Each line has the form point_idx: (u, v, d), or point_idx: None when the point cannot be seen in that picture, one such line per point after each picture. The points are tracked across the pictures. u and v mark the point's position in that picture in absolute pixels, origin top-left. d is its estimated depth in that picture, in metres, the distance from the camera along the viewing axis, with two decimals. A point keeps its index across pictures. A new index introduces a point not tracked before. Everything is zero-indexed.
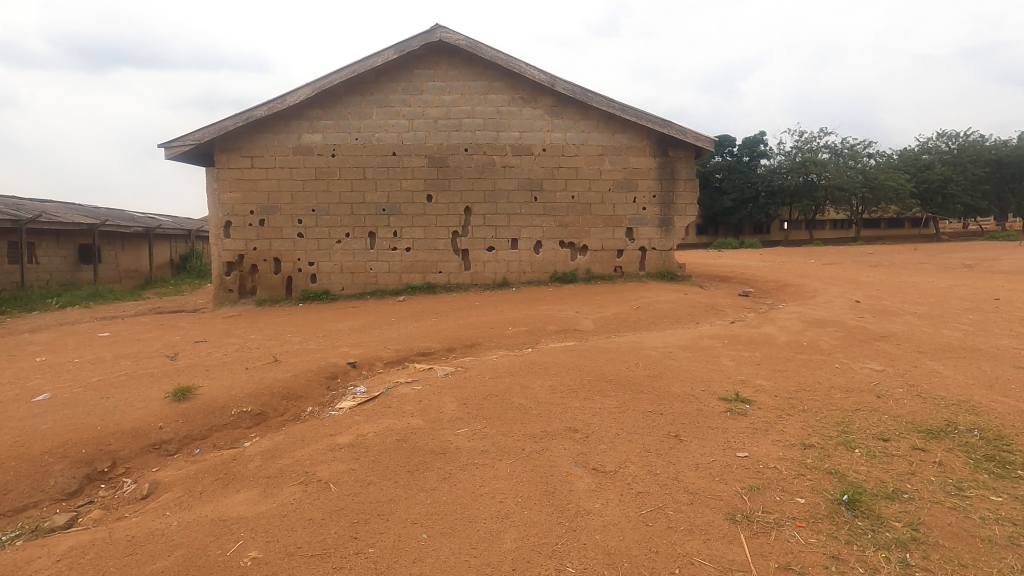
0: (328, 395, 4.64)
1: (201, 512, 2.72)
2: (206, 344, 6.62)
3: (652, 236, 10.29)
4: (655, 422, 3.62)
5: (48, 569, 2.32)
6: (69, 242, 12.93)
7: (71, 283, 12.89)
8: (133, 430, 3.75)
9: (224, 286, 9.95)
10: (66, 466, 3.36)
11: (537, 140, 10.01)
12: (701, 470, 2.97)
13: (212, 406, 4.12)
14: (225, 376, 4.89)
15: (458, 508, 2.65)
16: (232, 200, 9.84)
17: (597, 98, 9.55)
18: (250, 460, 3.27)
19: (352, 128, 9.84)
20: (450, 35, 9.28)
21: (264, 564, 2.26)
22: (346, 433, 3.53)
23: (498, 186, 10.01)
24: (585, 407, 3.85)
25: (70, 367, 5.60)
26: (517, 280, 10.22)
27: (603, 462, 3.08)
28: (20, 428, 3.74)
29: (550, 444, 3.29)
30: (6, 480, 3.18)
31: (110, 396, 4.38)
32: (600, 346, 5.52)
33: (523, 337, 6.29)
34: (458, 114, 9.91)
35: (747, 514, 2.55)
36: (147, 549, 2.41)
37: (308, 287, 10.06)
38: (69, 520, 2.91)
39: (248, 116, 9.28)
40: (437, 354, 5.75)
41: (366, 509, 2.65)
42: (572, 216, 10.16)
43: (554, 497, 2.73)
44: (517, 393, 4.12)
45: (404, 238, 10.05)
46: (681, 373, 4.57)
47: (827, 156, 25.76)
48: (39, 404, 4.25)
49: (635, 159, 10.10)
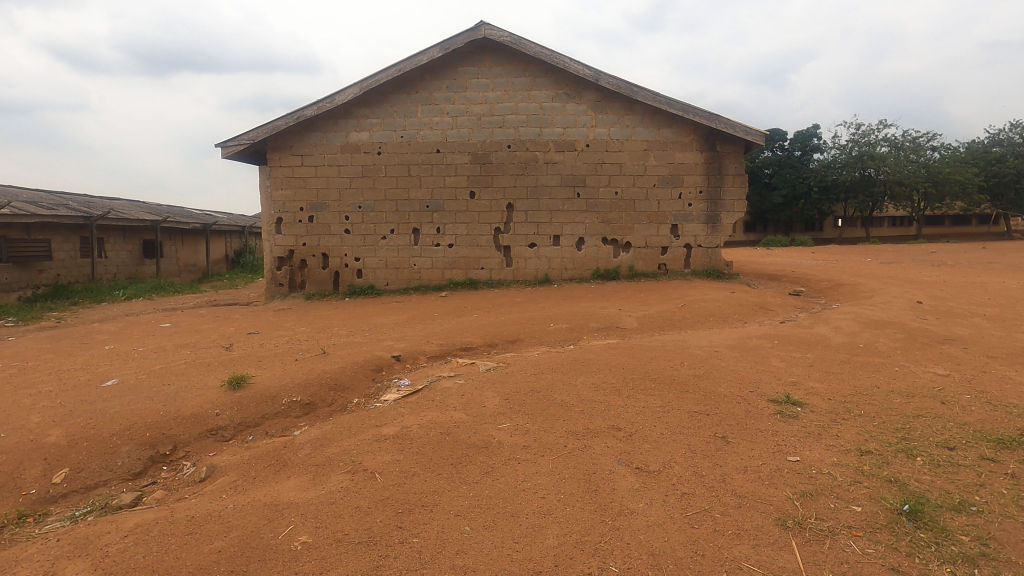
0: (373, 387, 4.76)
1: (255, 496, 2.84)
2: (258, 336, 6.88)
3: (697, 233, 10.04)
4: (701, 422, 3.53)
5: (116, 544, 2.47)
6: (133, 238, 13.67)
7: (135, 276, 13.64)
8: (192, 415, 3.94)
9: (276, 280, 10.34)
10: (132, 448, 3.56)
11: (580, 136, 9.92)
12: (749, 473, 2.88)
13: (264, 396, 4.28)
14: (277, 367, 5.06)
15: (500, 502, 2.65)
16: (283, 197, 10.19)
17: (642, 92, 9.38)
18: (300, 448, 3.38)
19: (397, 126, 10.01)
20: (494, 32, 9.30)
21: (315, 549, 2.33)
22: (391, 424, 3.61)
23: (540, 182, 9.99)
24: (629, 406, 3.79)
25: (135, 355, 5.93)
26: (559, 277, 10.18)
27: (647, 462, 3.02)
28: (91, 412, 3.99)
29: (593, 442, 3.26)
30: (79, 459, 3.39)
31: (171, 383, 4.62)
32: (644, 344, 5.43)
33: (565, 334, 6.26)
34: (502, 111, 9.92)
35: (798, 520, 2.46)
36: (205, 529, 2.53)
37: (354, 282, 10.32)
38: (134, 498, 3.10)
39: (299, 115, 9.58)
40: (479, 349, 5.78)
41: (411, 499, 2.70)
42: (615, 213, 10.03)
43: (596, 495, 2.70)
44: (560, 389, 4.11)
45: (447, 234, 10.16)
46: (728, 373, 4.44)
47: (886, 149, 24.42)
48: (108, 389, 4.53)
49: (681, 154, 9.87)
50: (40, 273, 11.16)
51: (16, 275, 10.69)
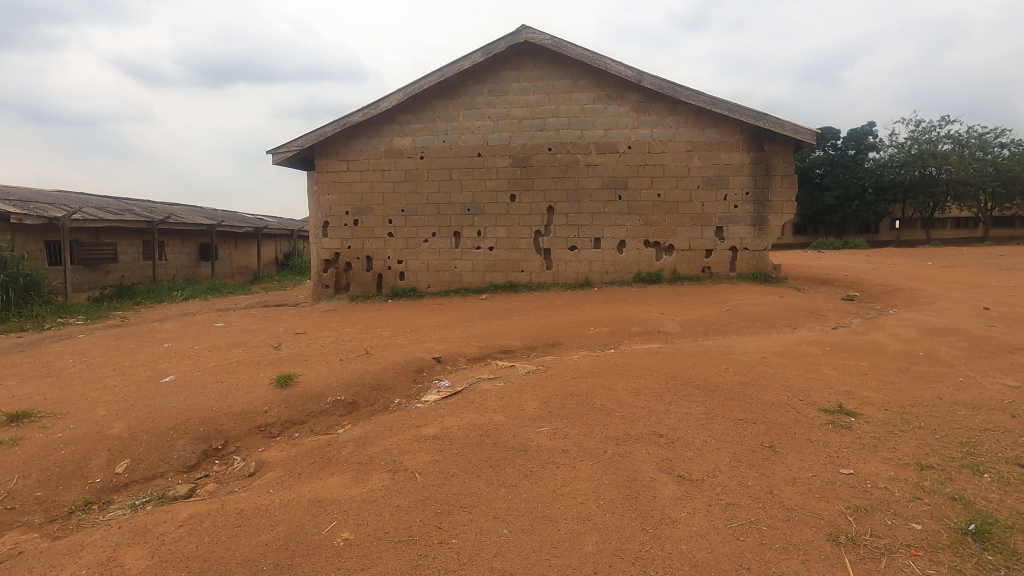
0: (414, 387, 4.83)
1: (300, 492, 2.92)
2: (305, 336, 7.10)
3: (744, 235, 9.74)
4: (747, 430, 3.42)
5: (171, 533, 2.59)
6: (191, 241, 14.36)
7: (192, 278, 14.32)
8: (243, 412, 4.10)
9: (322, 282, 10.66)
10: (188, 442, 3.72)
11: (622, 138, 9.81)
12: (799, 486, 2.77)
13: (310, 394, 4.41)
14: (322, 366, 5.21)
15: (539, 506, 2.64)
16: (330, 201, 10.50)
17: (686, 92, 9.21)
18: (344, 446, 3.46)
19: (439, 130, 10.16)
20: (536, 36, 9.32)
21: (357, 546, 2.38)
22: (431, 425, 3.65)
23: (581, 184, 9.93)
24: (671, 412, 3.71)
25: (191, 353, 6.22)
26: (600, 280, 10.08)
27: (690, 470, 2.95)
28: (150, 406, 4.20)
29: (633, 448, 3.21)
30: (140, 450, 3.58)
31: (223, 380, 4.82)
32: (686, 349, 5.30)
33: (605, 338, 6.18)
34: (543, 114, 9.92)
35: (852, 536, 2.34)
36: (253, 522, 2.61)
37: (396, 284, 10.52)
38: (189, 490, 3.24)
39: (345, 122, 9.86)
40: (519, 352, 5.79)
41: (450, 500, 2.72)
42: (657, 215, 9.87)
43: (637, 502, 2.65)
44: (600, 394, 4.06)
45: (487, 237, 10.23)
46: (775, 381, 4.28)
47: (949, 147, 23.11)
48: (166, 385, 4.76)
49: (727, 154, 9.63)
50: (107, 275, 11.87)
51: (85, 277, 11.41)
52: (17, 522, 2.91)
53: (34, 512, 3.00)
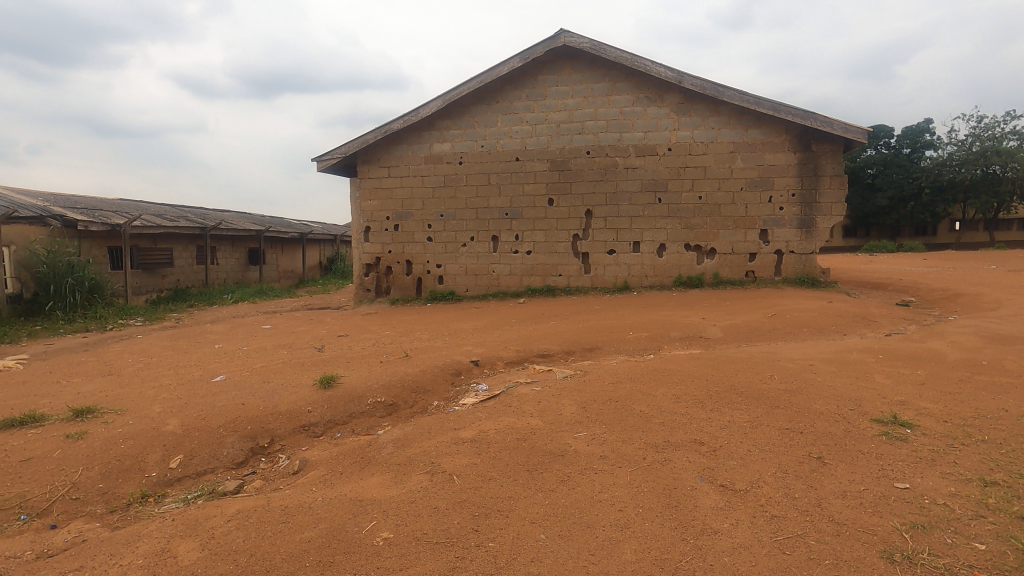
0: (452, 391, 4.87)
1: (342, 491, 2.99)
2: (347, 338, 7.27)
3: (790, 238, 9.43)
4: (793, 440, 3.30)
5: (221, 527, 2.69)
6: (240, 246, 14.94)
7: (241, 282, 14.89)
8: (288, 412, 4.23)
9: (363, 286, 10.90)
10: (236, 439, 3.86)
11: (662, 140, 9.66)
12: (849, 499, 2.65)
13: (351, 395, 4.51)
14: (363, 368, 5.33)
15: (576, 512, 2.62)
16: (371, 207, 10.74)
17: (728, 92, 9.01)
18: (384, 447, 3.53)
19: (478, 136, 10.25)
20: (574, 39, 9.31)
21: (396, 546, 2.42)
22: (469, 428, 3.68)
23: (620, 187, 9.83)
24: (713, 420, 3.62)
25: (240, 353, 6.46)
26: (639, 284, 9.94)
27: (733, 479, 2.87)
28: (202, 404, 4.39)
29: (673, 456, 3.14)
30: (192, 447, 3.73)
31: (270, 380, 4.99)
32: (729, 355, 5.16)
33: (644, 343, 6.08)
34: (581, 117, 9.89)
35: (908, 554, 2.23)
36: (297, 519, 2.69)
37: (435, 288, 10.66)
38: (237, 486, 3.36)
39: (386, 129, 10.09)
40: (556, 356, 5.77)
41: (487, 503, 2.73)
42: (699, 218, 9.66)
43: (677, 511, 2.59)
44: (639, 400, 3.99)
45: (525, 241, 10.24)
46: (824, 389, 4.12)
47: (1014, 143, 21.83)
48: (217, 384, 4.97)
49: (771, 155, 9.35)
50: (163, 278, 12.47)
51: (144, 280, 12.01)
52: (81, 512, 3.09)
53: (96, 503, 3.18)
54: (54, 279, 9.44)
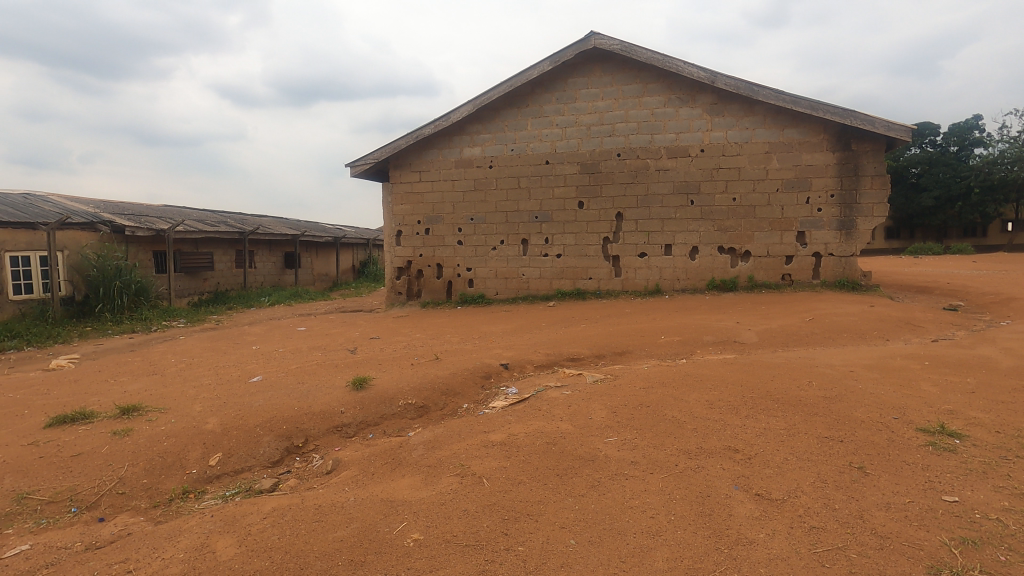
0: (482, 393, 4.89)
1: (373, 491, 3.03)
2: (379, 341, 7.37)
3: (828, 240, 9.15)
4: (833, 449, 3.20)
5: (257, 524, 2.76)
6: (277, 250, 15.34)
7: (278, 285, 15.28)
8: (322, 412, 4.31)
9: (395, 289, 11.05)
10: (272, 439, 3.95)
11: (695, 141, 9.51)
12: (893, 512, 2.54)
13: (383, 397, 4.58)
14: (395, 370, 5.40)
15: (607, 518, 2.59)
16: (403, 211, 10.89)
17: (764, 91, 8.82)
18: (415, 448, 3.56)
19: (508, 140, 10.30)
20: (605, 41, 9.27)
21: (426, 547, 2.43)
22: (498, 431, 3.68)
23: (651, 190, 9.72)
24: (748, 427, 3.53)
25: (276, 355, 6.63)
26: (671, 288, 9.79)
27: (769, 488, 2.79)
28: (240, 404, 4.52)
29: (707, 462, 3.08)
30: (230, 445, 3.85)
31: (305, 382, 5.10)
32: (765, 360, 5.03)
33: (677, 347, 5.98)
34: (611, 119, 9.81)
35: (957, 571, 2.12)
36: (330, 518, 2.74)
37: (465, 291, 10.72)
38: (273, 484, 3.44)
39: (417, 134, 10.23)
40: (586, 360, 5.73)
41: (517, 506, 2.72)
42: (732, 220, 9.47)
43: (711, 520, 2.54)
44: (670, 405, 3.93)
45: (555, 244, 10.22)
46: (865, 397, 3.97)
47: None
48: (255, 385, 5.11)
49: (809, 155, 9.10)
50: (204, 281, 12.89)
51: (186, 283, 12.45)
52: (126, 506, 3.21)
53: (141, 498, 3.30)
54: (103, 282, 9.86)
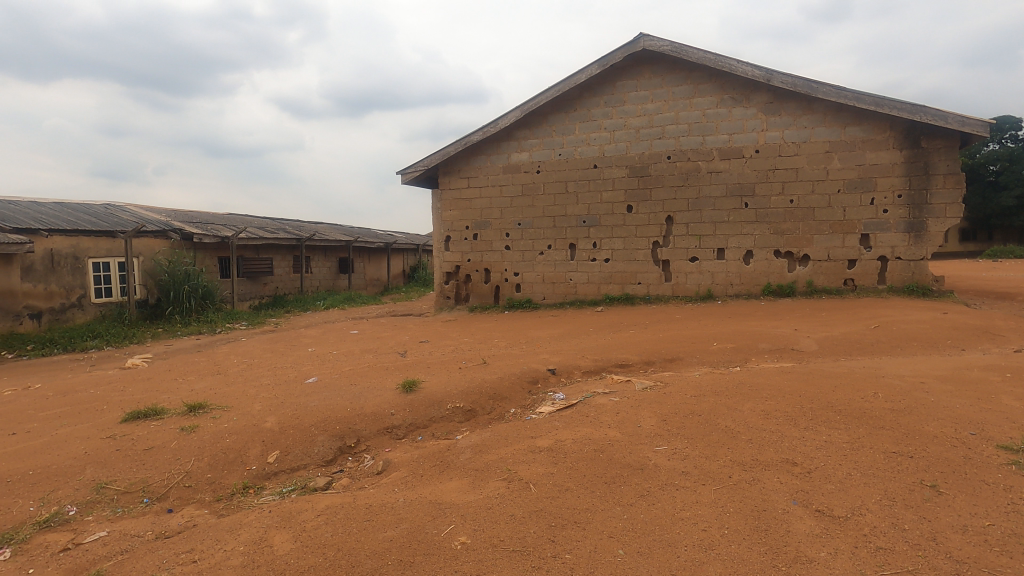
0: (529, 398, 4.89)
1: (422, 493, 3.08)
2: (429, 345, 7.50)
3: (896, 243, 8.65)
4: (902, 465, 3.00)
5: (312, 521, 2.85)
6: (331, 256, 15.87)
7: (332, 289, 15.80)
8: (373, 414, 4.43)
9: (444, 293, 11.23)
10: (326, 439, 4.08)
11: (749, 141, 9.21)
12: (971, 535, 2.37)
13: (431, 400, 4.65)
14: (443, 373, 5.48)
15: (657, 529, 2.53)
16: (452, 217, 11.06)
17: (823, 88, 8.45)
18: (462, 452, 3.59)
19: (556, 144, 10.29)
20: (654, 42, 9.13)
21: (473, 550, 2.45)
22: (545, 437, 3.66)
23: (703, 192, 9.47)
24: (806, 439, 3.37)
25: (331, 357, 6.85)
26: (724, 293, 9.50)
27: (831, 505, 2.65)
28: (297, 404, 4.70)
29: (763, 475, 2.96)
30: (287, 443, 4.00)
31: (358, 383, 5.24)
32: (825, 369, 4.79)
33: (730, 354, 5.79)
34: (661, 121, 9.64)
35: None
36: (381, 518, 2.80)
37: (513, 296, 10.76)
38: (326, 483, 3.55)
39: (466, 140, 10.39)
40: (635, 366, 5.63)
41: (564, 514, 2.70)
42: (790, 223, 9.10)
43: (767, 536, 2.44)
44: (724, 415, 3.80)
45: (603, 249, 10.11)
46: (938, 410, 3.71)
47: None
48: (310, 386, 5.29)
49: (873, 154, 8.65)
50: (265, 286, 13.49)
51: (248, 287, 13.07)
52: (192, 499, 3.39)
53: (205, 491, 3.48)
54: (173, 287, 10.48)
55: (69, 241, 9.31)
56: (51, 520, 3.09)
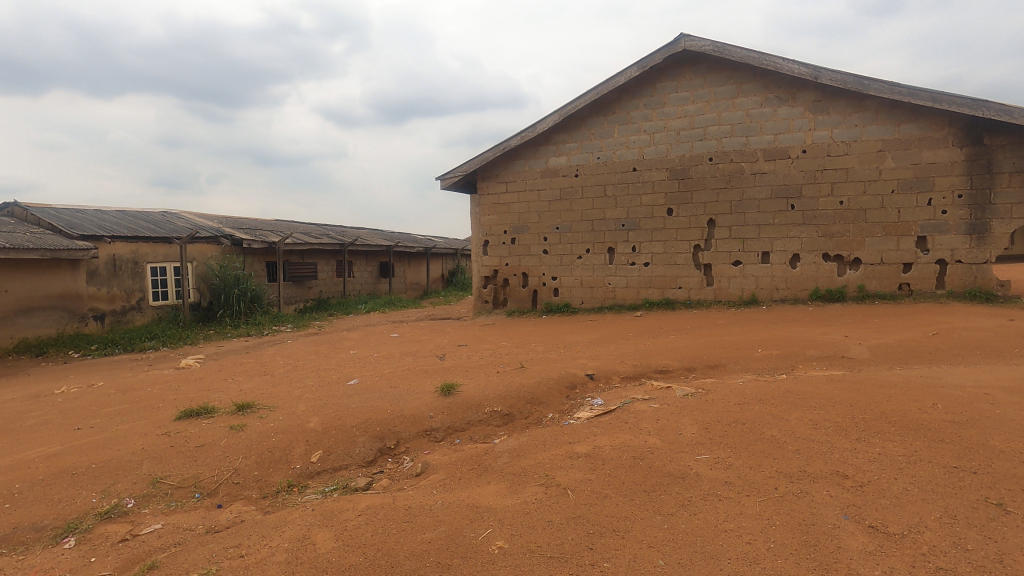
0: (567, 403, 4.86)
1: (460, 496, 3.10)
2: (467, 348, 7.56)
3: (956, 245, 8.20)
4: (964, 481, 2.83)
5: (353, 520, 2.91)
6: (373, 261, 16.20)
7: (373, 293, 16.13)
8: (412, 416, 4.49)
9: (482, 297, 11.31)
10: (367, 440, 4.16)
11: (795, 141, 8.92)
12: None
13: (470, 403, 4.68)
14: (481, 377, 5.50)
15: (699, 540, 2.46)
16: (490, 221, 11.13)
17: (875, 85, 8.11)
18: (500, 456, 3.60)
19: (594, 148, 10.22)
20: (695, 42, 8.97)
21: (509, 555, 2.45)
22: (583, 442, 3.63)
23: (747, 195, 9.22)
24: (858, 451, 3.23)
25: (372, 360, 7.00)
26: (769, 298, 9.21)
27: (886, 521, 2.52)
28: (339, 405, 4.81)
29: (811, 488, 2.85)
30: (330, 444, 4.09)
31: (398, 386, 5.33)
32: (878, 378, 4.58)
33: (775, 361, 5.61)
34: (703, 123, 9.45)
35: None
36: (419, 520, 2.83)
37: (551, 300, 10.73)
38: (367, 483, 3.62)
39: (504, 145, 10.45)
40: (676, 372, 5.52)
41: (602, 521, 2.66)
42: (840, 225, 8.75)
43: (816, 552, 2.34)
44: (769, 423, 3.68)
45: (643, 252, 9.96)
46: (1004, 423, 3.48)
47: None
48: (352, 387, 5.42)
49: (930, 152, 8.24)
50: (309, 289, 13.89)
51: (293, 291, 13.48)
52: (240, 495, 3.52)
53: (252, 488, 3.60)
54: (224, 290, 10.92)
55: (130, 247, 9.84)
56: (111, 511, 3.25)
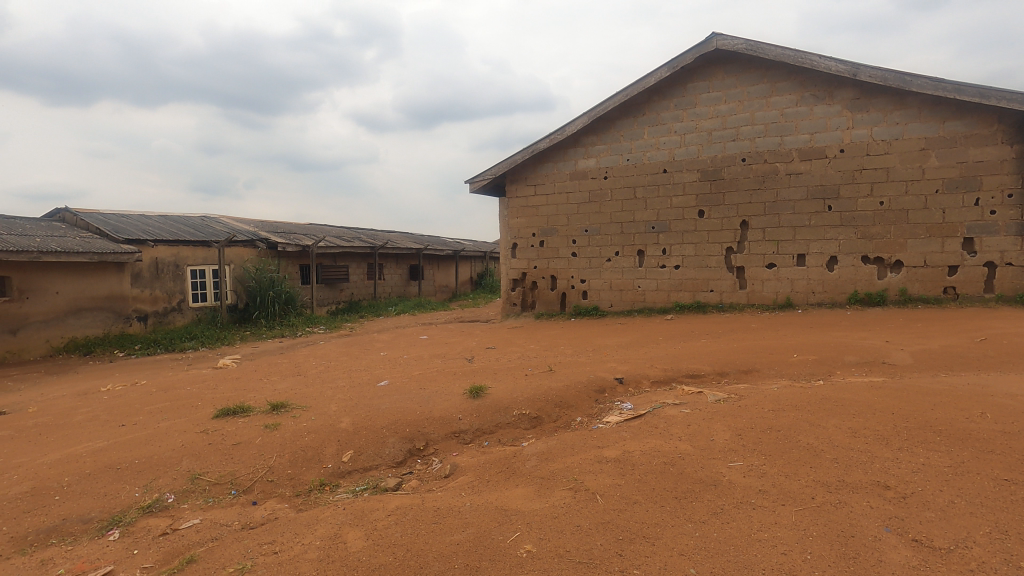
0: (596, 407, 4.82)
1: (488, 498, 3.10)
2: (495, 351, 7.58)
3: (1006, 247, 7.83)
4: (1016, 495, 2.69)
5: (383, 520, 2.94)
6: (403, 263, 16.39)
7: (403, 296, 16.31)
8: (441, 418, 4.52)
9: (510, 300, 11.32)
10: (396, 441, 4.21)
11: (832, 140, 8.67)
12: None
13: (498, 406, 4.68)
14: (510, 380, 5.51)
15: (732, 549, 2.41)
16: (519, 224, 11.15)
17: (918, 80, 7.82)
18: (528, 459, 3.59)
19: (623, 150, 10.13)
20: (728, 41, 8.81)
21: (538, 559, 2.44)
22: (612, 447, 3.60)
23: (781, 196, 9.01)
24: (900, 461, 3.10)
25: (402, 361, 7.08)
26: (805, 302, 8.96)
27: (931, 535, 2.42)
28: (369, 406, 4.88)
29: (851, 498, 2.75)
30: (360, 444, 4.15)
31: (427, 387, 5.38)
32: (921, 385, 4.40)
33: (812, 367, 5.45)
34: (736, 123, 9.28)
35: None
36: (448, 522, 2.84)
37: (579, 303, 10.67)
38: (396, 484, 3.66)
39: (533, 148, 10.46)
40: (707, 377, 5.42)
41: (632, 527, 2.63)
42: (880, 226, 8.45)
43: (857, 565, 2.25)
44: (805, 431, 3.57)
45: (673, 255, 9.83)
46: None
47: None
48: (382, 388, 5.49)
49: (977, 150, 7.90)
50: (341, 292, 14.14)
51: (326, 294, 13.74)
52: (274, 493, 3.60)
53: (286, 486, 3.68)
54: (260, 292, 11.21)
55: (172, 250, 10.20)
56: (153, 506, 3.37)
